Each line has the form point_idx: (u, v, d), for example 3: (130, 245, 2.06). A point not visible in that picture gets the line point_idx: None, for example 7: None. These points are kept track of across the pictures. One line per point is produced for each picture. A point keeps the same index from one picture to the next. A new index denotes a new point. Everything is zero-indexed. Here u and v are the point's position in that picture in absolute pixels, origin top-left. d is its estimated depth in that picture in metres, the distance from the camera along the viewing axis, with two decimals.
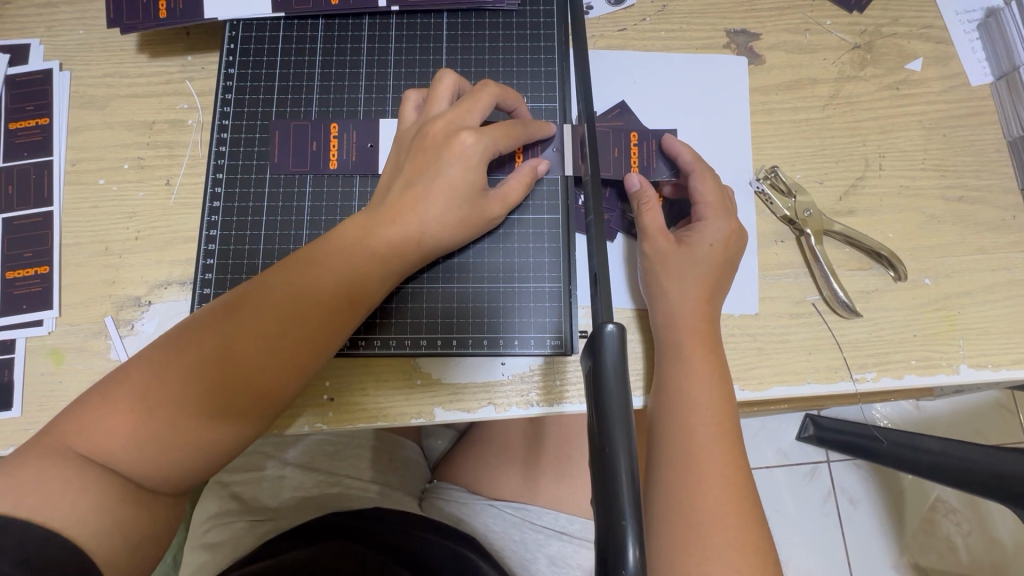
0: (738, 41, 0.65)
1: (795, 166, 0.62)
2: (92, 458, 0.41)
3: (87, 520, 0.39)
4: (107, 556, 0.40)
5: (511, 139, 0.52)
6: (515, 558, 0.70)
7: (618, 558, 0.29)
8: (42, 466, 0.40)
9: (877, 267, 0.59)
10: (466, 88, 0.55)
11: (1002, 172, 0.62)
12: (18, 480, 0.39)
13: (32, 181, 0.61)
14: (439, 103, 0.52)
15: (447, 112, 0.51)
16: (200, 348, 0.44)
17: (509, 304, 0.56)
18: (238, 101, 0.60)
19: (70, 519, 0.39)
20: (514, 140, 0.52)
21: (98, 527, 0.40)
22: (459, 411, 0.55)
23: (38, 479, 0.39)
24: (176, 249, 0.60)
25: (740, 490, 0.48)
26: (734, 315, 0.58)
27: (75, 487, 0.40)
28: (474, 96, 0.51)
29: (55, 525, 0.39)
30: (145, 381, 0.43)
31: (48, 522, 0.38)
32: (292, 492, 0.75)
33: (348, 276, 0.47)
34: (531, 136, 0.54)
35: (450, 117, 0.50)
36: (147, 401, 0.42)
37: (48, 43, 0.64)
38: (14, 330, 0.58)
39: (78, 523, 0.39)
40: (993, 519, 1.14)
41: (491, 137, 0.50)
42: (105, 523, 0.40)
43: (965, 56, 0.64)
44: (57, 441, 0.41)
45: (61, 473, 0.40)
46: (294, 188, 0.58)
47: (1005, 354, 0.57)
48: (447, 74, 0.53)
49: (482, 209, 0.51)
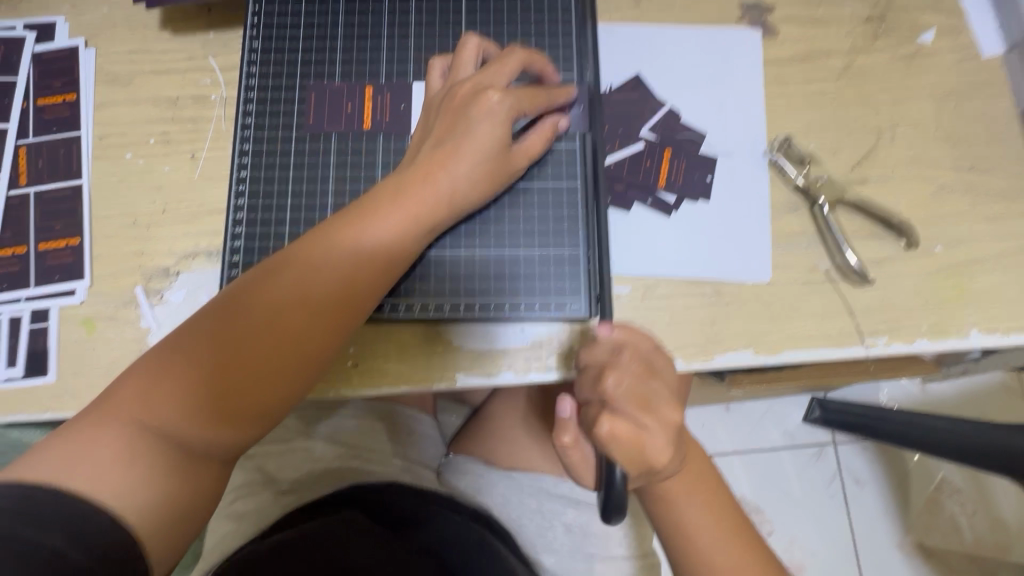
0: (751, 14, 0.66)
1: (808, 136, 0.63)
2: (144, 424, 0.43)
3: (137, 493, 0.41)
4: (152, 527, 0.41)
5: (533, 99, 0.53)
6: (532, 528, 0.74)
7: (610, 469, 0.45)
8: (96, 434, 0.42)
9: (888, 235, 0.60)
10: (491, 51, 0.56)
11: (1013, 142, 0.62)
12: (70, 450, 0.41)
13: (61, 155, 0.63)
14: (465, 66, 0.54)
15: (474, 75, 0.53)
16: (244, 309, 0.46)
17: (529, 270, 0.57)
18: (262, 73, 0.61)
19: (120, 494, 0.41)
20: (538, 99, 0.54)
21: (146, 500, 0.41)
22: (480, 376, 0.57)
23: (92, 447, 0.41)
24: (202, 222, 0.61)
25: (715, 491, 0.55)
26: (747, 283, 0.59)
27: (126, 457, 0.41)
28: (501, 60, 0.53)
29: (107, 497, 0.40)
30: (198, 342, 0.45)
31: (97, 494, 0.40)
32: (314, 464, 0.77)
33: (381, 235, 0.49)
34: (554, 98, 0.56)
35: (476, 79, 0.52)
36: (200, 361, 0.44)
37: (73, 21, 0.66)
38: (49, 300, 0.60)
39: (129, 495, 0.41)
40: (998, 498, 1.15)
41: (516, 96, 0.52)
42: (152, 496, 0.42)
43: (977, 29, 0.65)
44: (111, 408, 0.43)
45: (114, 444, 0.42)
46: (320, 157, 0.59)
47: (1013, 320, 0.58)
48: (471, 38, 0.55)
49: (509, 165, 0.53)
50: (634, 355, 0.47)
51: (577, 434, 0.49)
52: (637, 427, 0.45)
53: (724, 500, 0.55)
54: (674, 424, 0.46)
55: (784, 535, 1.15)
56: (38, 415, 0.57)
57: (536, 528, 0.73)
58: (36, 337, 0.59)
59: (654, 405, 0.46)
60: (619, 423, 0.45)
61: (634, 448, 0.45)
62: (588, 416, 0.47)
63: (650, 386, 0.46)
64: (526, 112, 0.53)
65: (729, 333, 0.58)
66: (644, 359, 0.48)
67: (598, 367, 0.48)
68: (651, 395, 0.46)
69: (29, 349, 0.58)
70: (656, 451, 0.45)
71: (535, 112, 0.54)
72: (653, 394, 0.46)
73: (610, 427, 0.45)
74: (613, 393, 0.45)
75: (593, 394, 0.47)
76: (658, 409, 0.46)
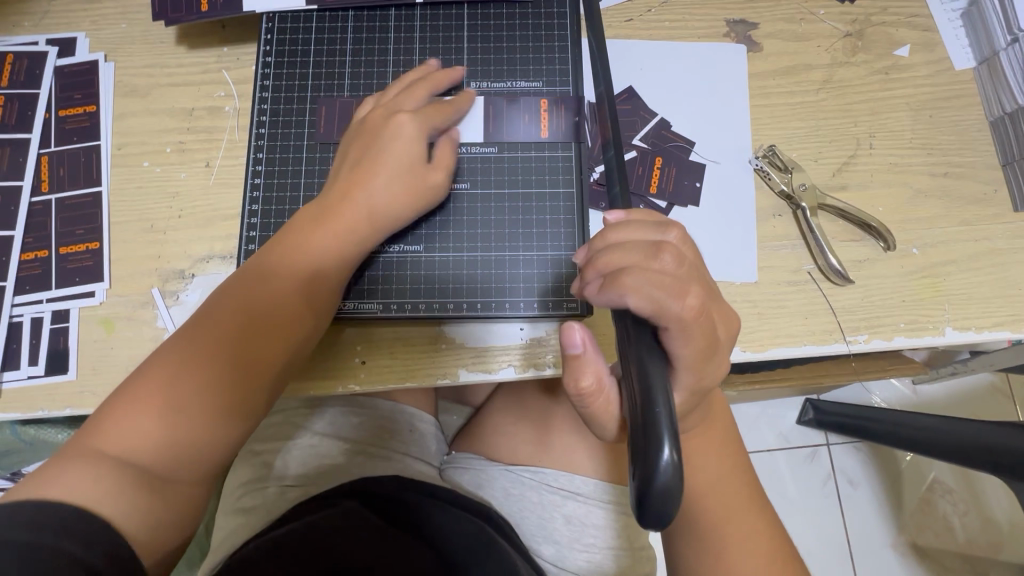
0: (736, 30, 0.69)
1: (791, 145, 0.66)
2: (107, 450, 0.43)
3: (115, 499, 0.40)
4: (139, 527, 0.41)
5: (436, 113, 0.58)
6: (531, 519, 0.76)
7: (654, 462, 0.34)
8: (60, 462, 0.42)
9: (868, 238, 0.64)
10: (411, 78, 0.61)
11: (984, 150, 0.66)
12: (39, 477, 0.41)
13: (81, 164, 0.66)
14: (387, 97, 0.59)
15: (389, 102, 0.58)
16: (204, 325, 0.49)
17: (527, 272, 0.60)
18: (275, 86, 0.64)
19: (97, 499, 0.40)
20: (443, 114, 0.59)
21: (125, 505, 0.41)
22: (481, 372, 0.60)
23: (59, 471, 0.41)
24: (216, 226, 0.64)
25: (736, 458, 0.55)
26: (735, 284, 0.62)
27: (95, 474, 0.41)
28: (410, 88, 0.59)
29: (88, 504, 0.39)
30: (155, 361, 0.47)
31: (78, 502, 0.39)
32: (319, 460, 0.79)
33: (313, 252, 0.53)
34: (458, 108, 0.60)
35: (383, 106, 0.58)
36: (153, 380, 0.46)
37: (93, 36, 0.69)
38: (69, 301, 0.62)
39: (110, 501, 0.40)
40: (988, 498, 1.19)
41: (421, 115, 0.57)
42: (131, 501, 0.41)
43: (949, 43, 0.69)
44: (81, 435, 0.44)
45: (84, 463, 0.41)
46: (329, 166, 0.62)
47: (987, 318, 0.62)
48: (407, 73, 0.61)
49: (428, 177, 0.57)
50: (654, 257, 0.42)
51: (595, 373, 0.45)
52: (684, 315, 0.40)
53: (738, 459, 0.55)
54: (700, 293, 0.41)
55: None
56: (58, 411, 0.60)
57: (536, 520, 0.75)
58: (56, 336, 0.61)
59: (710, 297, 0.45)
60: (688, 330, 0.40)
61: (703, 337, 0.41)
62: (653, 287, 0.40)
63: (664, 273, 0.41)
64: (433, 128, 0.58)
65: None
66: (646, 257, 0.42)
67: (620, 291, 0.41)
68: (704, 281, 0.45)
69: (50, 348, 0.61)
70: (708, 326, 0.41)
71: (443, 124, 0.59)
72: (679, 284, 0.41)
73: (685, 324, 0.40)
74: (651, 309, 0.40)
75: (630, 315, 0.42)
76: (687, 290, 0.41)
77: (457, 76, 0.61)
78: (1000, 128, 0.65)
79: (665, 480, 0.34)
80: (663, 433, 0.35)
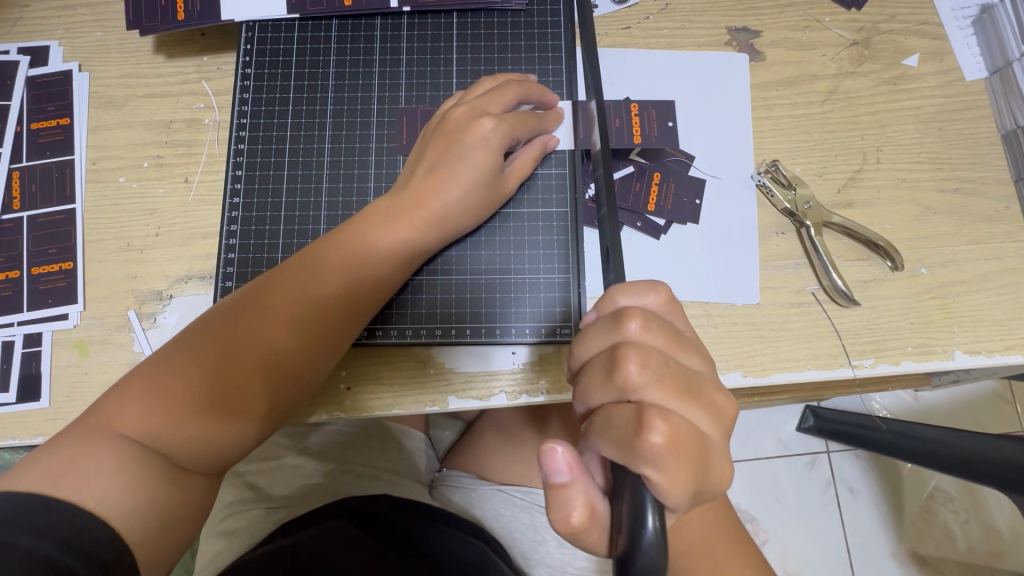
0: (739, 39, 0.66)
1: (795, 160, 0.64)
2: (130, 437, 0.43)
3: (123, 501, 0.41)
4: (141, 536, 0.41)
5: (526, 125, 0.54)
6: (524, 540, 0.74)
7: (640, 523, 0.34)
8: (84, 445, 0.42)
9: (874, 257, 0.61)
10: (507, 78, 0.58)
11: (996, 164, 0.63)
12: (59, 460, 0.41)
13: (54, 179, 0.63)
14: (473, 93, 0.55)
15: (473, 99, 0.54)
16: (239, 330, 0.47)
17: (519, 295, 0.58)
18: (255, 100, 0.62)
19: (107, 501, 0.41)
20: (529, 126, 0.55)
21: (133, 507, 0.41)
22: (470, 399, 0.57)
23: (80, 457, 0.42)
24: (195, 245, 0.61)
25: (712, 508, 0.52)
26: (736, 305, 0.60)
27: (112, 469, 0.41)
28: (501, 89, 0.54)
29: (94, 506, 0.40)
30: (188, 356, 0.46)
31: (85, 503, 0.40)
32: (306, 481, 0.77)
33: (366, 267, 0.50)
34: (546, 122, 0.57)
35: (473, 104, 0.53)
36: (187, 378, 0.45)
37: (67, 45, 0.66)
38: (42, 324, 0.60)
39: (120, 503, 0.41)
40: (991, 509, 1.17)
41: (510, 124, 0.53)
42: (140, 506, 0.42)
43: (960, 52, 0.66)
44: (100, 422, 0.43)
45: (99, 455, 0.42)
46: (312, 183, 0.60)
47: (998, 341, 0.59)
48: (486, 78, 0.57)
49: (496, 188, 0.54)
50: (651, 324, 0.41)
51: (585, 504, 0.39)
52: (684, 418, 0.38)
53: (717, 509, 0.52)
54: (721, 410, 0.41)
55: (779, 547, 1.15)
56: (31, 439, 0.57)
57: (528, 542, 0.74)
58: (28, 361, 0.59)
59: (696, 389, 0.39)
60: (674, 425, 0.37)
61: (692, 449, 0.37)
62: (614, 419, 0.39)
63: (679, 361, 0.41)
64: (517, 138, 0.54)
65: (718, 356, 0.59)
66: (665, 325, 0.42)
67: (608, 354, 0.40)
68: (685, 372, 0.40)
69: (22, 374, 0.58)
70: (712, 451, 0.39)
71: (528, 135, 0.55)
72: (689, 372, 0.40)
73: (665, 434, 0.36)
74: (641, 381, 0.38)
75: (607, 392, 0.40)
76: (702, 388, 0.40)
77: (553, 102, 0.58)
78: (1012, 142, 0.63)
79: (650, 543, 0.33)
80: (649, 500, 0.35)
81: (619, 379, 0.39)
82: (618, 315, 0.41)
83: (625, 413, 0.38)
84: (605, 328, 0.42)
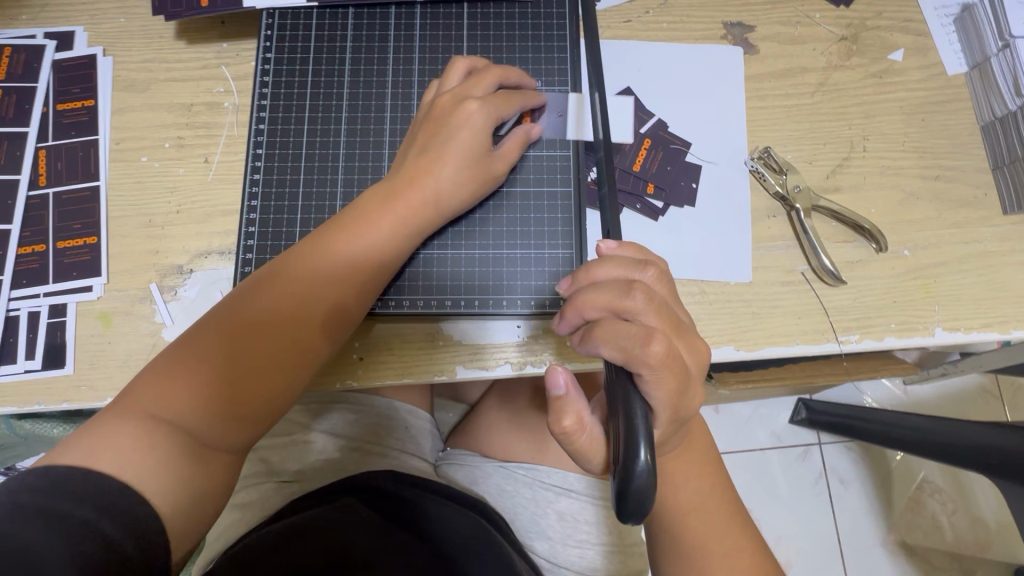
0: (733, 33, 0.70)
1: (785, 148, 0.67)
2: (160, 417, 0.45)
3: (155, 474, 0.43)
4: (172, 508, 0.43)
5: (507, 102, 0.58)
6: (525, 514, 0.77)
7: (633, 455, 0.36)
8: (116, 425, 0.44)
9: (860, 240, 0.65)
10: (478, 64, 0.60)
11: (975, 153, 0.67)
12: (93, 440, 0.43)
13: (79, 158, 0.66)
14: (450, 82, 0.58)
15: (454, 88, 0.57)
16: (249, 311, 0.50)
17: (524, 269, 0.61)
18: (275, 83, 0.65)
19: (139, 474, 0.43)
20: (512, 104, 0.58)
21: (166, 480, 0.43)
22: (478, 369, 0.61)
23: (114, 436, 0.44)
24: (214, 222, 0.64)
25: (717, 477, 0.53)
26: (730, 283, 0.63)
27: (145, 444, 0.44)
28: (480, 75, 0.58)
29: (128, 478, 0.42)
30: (203, 341, 0.49)
31: (120, 476, 0.42)
32: (316, 456, 0.80)
33: (362, 245, 0.53)
34: (527, 101, 0.60)
35: (455, 92, 0.57)
36: (207, 359, 0.48)
37: (91, 30, 0.69)
38: (66, 296, 0.62)
39: (151, 477, 0.43)
40: (976, 496, 1.20)
41: (492, 104, 0.56)
42: (171, 480, 0.44)
43: (942, 48, 0.70)
44: (128, 404, 0.46)
45: (132, 432, 0.44)
46: (329, 163, 0.63)
47: (976, 319, 0.63)
48: (460, 59, 0.60)
49: (491, 166, 0.57)
50: (659, 275, 0.46)
51: (579, 415, 0.46)
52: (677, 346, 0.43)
53: (719, 477, 0.54)
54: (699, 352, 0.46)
55: (771, 533, 1.18)
56: (55, 406, 0.60)
57: (529, 515, 0.77)
58: (53, 331, 0.61)
59: (683, 329, 0.45)
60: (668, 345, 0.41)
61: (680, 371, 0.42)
62: (618, 333, 0.42)
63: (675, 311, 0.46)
64: (502, 117, 0.58)
65: (712, 330, 0.62)
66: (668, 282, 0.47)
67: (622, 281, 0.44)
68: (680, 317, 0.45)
69: (47, 343, 0.61)
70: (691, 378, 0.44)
71: (512, 114, 0.59)
72: (681, 318, 0.45)
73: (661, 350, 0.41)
74: (647, 309, 0.43)
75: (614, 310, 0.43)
76: (688, 331, 0.45)
77: (530, 85, 0.62)
78: (990, 133, 0.67)
79: (642, 472, 0.35)
80: (639, 435, 0.37)
81: (624, 302, 0.43)
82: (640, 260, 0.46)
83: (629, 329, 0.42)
84: (621, 263, 0.45)
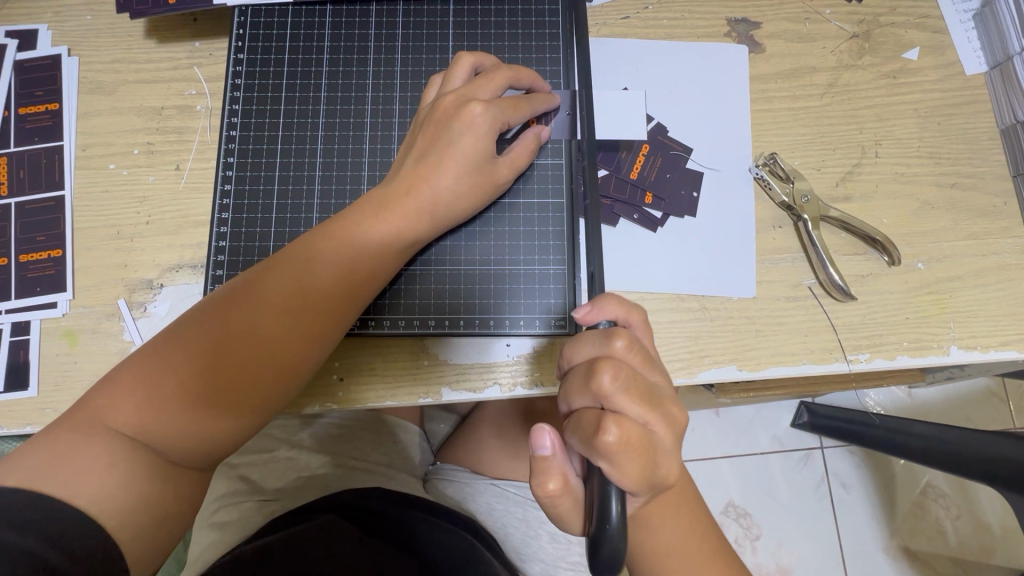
0: (738, 30, 0.66)
1: (792, 154, 0.63)
2: (121, 433, 0.42)
3: (114, 496, 0.40)
4: (131, 534, 0.41)
5: (517, 108, 0.54)
6: (517, 534, 0.75)
7: (604, 512, 0.37)
8: (73, 441, 0.41)
9: (872, 252, 0.61)
10: (486, 62, 0.56)
11: (994, 159, 0.63)
12: (47, 457, 0.40)
13: (43, 165, 0.62)
14: (455, 80, 0.54)
15: (459, 87, 0.53)
16: (227, 322, 0.46)
17: (513, 286, 0.57)
18: (248, 85, 0.61)
19: (96, 498, 0.40)
20: (521, 110, 0.54)
21: (125, 502, 0.41)
22: (464, 391, 0.57)
23: (70, 453, 0.41)
24: (186, 233, 0.61)
25: (692, 514, 0.50)
26: (733, 299, 0.60)
27: (103, 465, 0.41)
28: (488, 77, 0.54)
29: (84, 501, 0.39)
30: (176, 352, 0.45)
31: (74, 500, 0.39)
32: (299, 473, 0.77)
33: (352, 257, 0.49)
34: (538, 106, 0.56)
35: (459, 92, 0.52)
36: (177, 370, 0.44)
37: (56, 29, 0.65)
38: (29, 312, 0.59)
39: (108, 501, 0.40)
40: (982, 504, 1.17)
41: (500, 107, 0.52)
42: (131, 503, 0.41)
43: (960, 47, 0.66)
44: (87, 416, 0.42)
45: (91, 450, 0.41)
46: (304, 171, 0.59)
47: (993, 335, 0.59)
48: (465, 56, 0.55)
49: (493, 174, 0.53)
50: (632, 341, 0.41)
51: (563, 475, 0.41)
52: (643, 426, 0.38)
53: (699, 513, 0.51)
54: (677, 424, 0.41)
55: (772, 542, 1.16)
56: (18, 429, 0.56)
57: (520, 536, 0.75)
58: (16, 350, 0.58)
59: (657, 400, 0.40)
60: (627, 427, 0.37)
61: (645, 456, 0.38)
62: (580, 421, 0.40)
63: (651, 379, 0.41)
64: (510, 122, 0.54)
65: (713, 349, 0.59)
66: (644, 348, 0.42)
67: (588, 361, 0.41)
68: (653, 388, 0.40)
69: (10, 363, 0.58)
70: (664, 458, 0.39)
71: (519, 120, 0.54)
72: (652, 385, 0.41)
73: (619, 434, 0.37)
74: (610, 388, 0.39)
75: (584, 397, 0.40)
76: (661, 402, 0.40)
77: (545, 89, 0.58)
78: (1010, 137, 0.63)
79: (613, 532, 0.36)
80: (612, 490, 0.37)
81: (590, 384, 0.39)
82: (608, 331, 0.42)
83: (590, 416, 0.39)
84: (589, 338, 0.42)
